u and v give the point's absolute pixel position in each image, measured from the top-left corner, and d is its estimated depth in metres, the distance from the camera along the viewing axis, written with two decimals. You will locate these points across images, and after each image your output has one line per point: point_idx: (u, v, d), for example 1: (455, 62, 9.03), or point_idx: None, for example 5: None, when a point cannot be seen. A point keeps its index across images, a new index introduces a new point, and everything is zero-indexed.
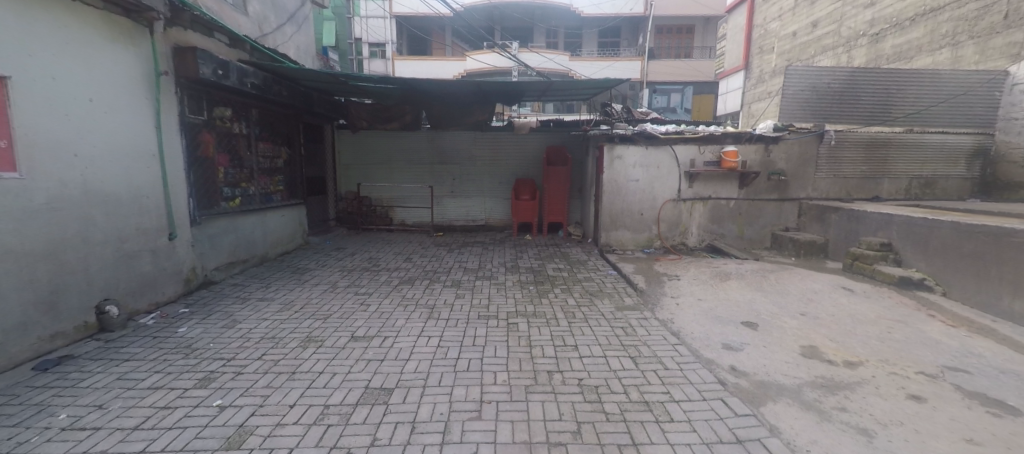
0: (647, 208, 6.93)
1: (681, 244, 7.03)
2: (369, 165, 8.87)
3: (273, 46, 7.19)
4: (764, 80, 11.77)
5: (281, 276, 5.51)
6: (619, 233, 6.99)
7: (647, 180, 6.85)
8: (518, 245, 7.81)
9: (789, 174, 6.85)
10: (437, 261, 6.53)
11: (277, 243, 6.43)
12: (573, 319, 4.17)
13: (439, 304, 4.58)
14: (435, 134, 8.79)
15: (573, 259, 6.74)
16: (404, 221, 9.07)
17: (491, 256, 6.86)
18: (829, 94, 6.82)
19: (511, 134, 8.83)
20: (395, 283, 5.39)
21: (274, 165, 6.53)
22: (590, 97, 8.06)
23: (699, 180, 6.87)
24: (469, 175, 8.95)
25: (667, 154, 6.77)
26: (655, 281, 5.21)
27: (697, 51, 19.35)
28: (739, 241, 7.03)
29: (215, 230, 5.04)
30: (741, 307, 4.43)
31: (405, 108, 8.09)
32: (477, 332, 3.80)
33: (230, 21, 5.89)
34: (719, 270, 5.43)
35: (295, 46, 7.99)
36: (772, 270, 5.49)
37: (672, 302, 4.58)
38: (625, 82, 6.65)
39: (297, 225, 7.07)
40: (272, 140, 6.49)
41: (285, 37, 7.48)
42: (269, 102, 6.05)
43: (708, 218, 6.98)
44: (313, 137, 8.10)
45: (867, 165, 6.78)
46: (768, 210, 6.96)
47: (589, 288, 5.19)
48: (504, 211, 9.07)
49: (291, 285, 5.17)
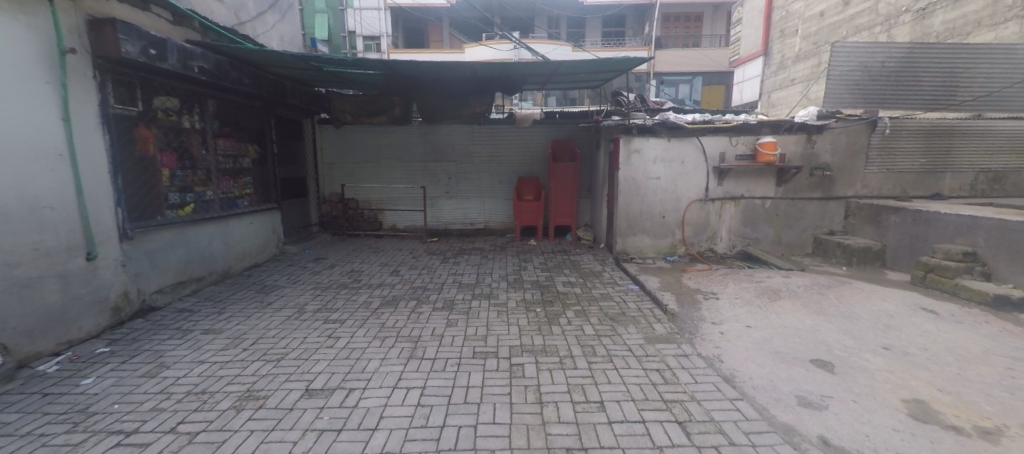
0: (670, 209, 6.02)
1: (709, 251, 6.12)
2: (357, 163, 8.04)
3: (255, 36, 6.30)
4: (786, 67, 10.80)
5: (244, 298, 4.67)
6: (637, 238, 6.09)
7: (669, 178, 5.93)
8: (521, 252, 6.93)
9: (835, 169, 5.92)
10: (429, 274, 5.65)
11: (243, 254, 5.61)
12: (593, 358, 3.28)
13: (425, 337, 3.71)
14: (428, 129, 7.93)
15: (584, 269, 5.85)
16: (395, 226, 8.25)
17: (491, 268, 5.98)
18: (883, 75, 5.82)
19: (511, 126, 7.91)
20: (375, 305, 4.52)
21: (240, 165, 5.67)
22: (599, 85, 7.17)
23: (730, 177, 5.94)
24: (466, 173, 8.07)
25: (693, 146, 5.85)
26: (688, 301, 4.31)
27: (705, 40, 18.40)
28: (776, 247, 6.12)
29: (156, 245, 4.23)
30: (803, 337, 3.52)
31: (394, 99, 7.15)
32: (469, 382, 2.93)
33: (205, 8, 5.06)
34: (764, 285, 4.51)
35: (280, 35, 7.04)
36: (828, 283, 4.59)
37: (714, 331, 3.68)
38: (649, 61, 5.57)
39: (270, 233, 6.23)
40: (237, 135, 5.64)
41: (265, 26, 6.56)
42: (229, 90, 5.18)
43: (741, 220, 6.07)
44: (291, 133, 7.22)
45: (926, 158, 5.86)
46: (810, 211, 6.03)
47: (607, 311, 4.29)
48: (506, 214, 8.19)
49: (251, 309, 4.32)
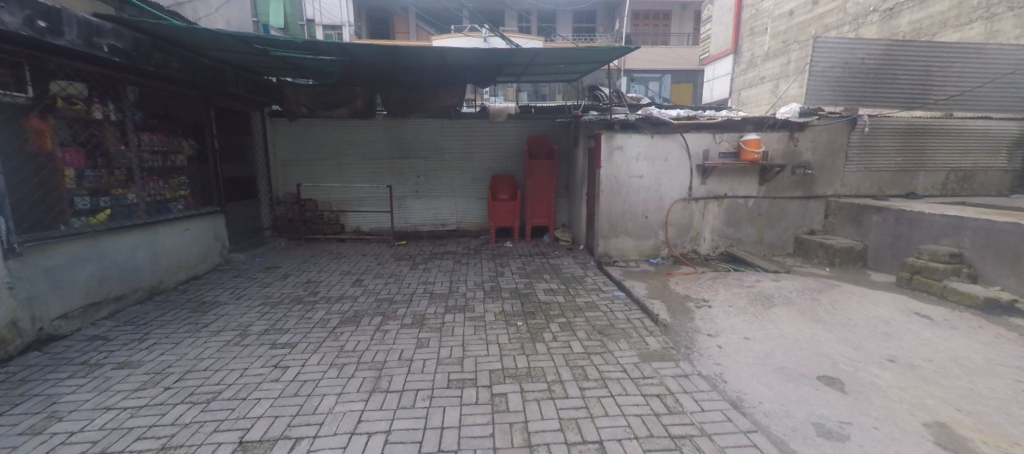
0: (652, 210, 5.77)
1: (692, 252, 5.92)
2: (316, 160, 7.39)
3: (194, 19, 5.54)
4: (756, 65, 10.82)
5: (170, 322, 4.01)
6: (619, 240, 5.81)
7: (652, 176, 5.67)
8: (497, 255, 6.51)
9: (816, 168, 5.81)
10: (396, 284, 5.13)
11: (176, 267, 4.98)
12: (585, 383, 2.90)
13: (391, 361, 3.27)
14: (394, 124, 7.38)
15: (565, 274, 5.50)
16: (359, 229, 7.65)
17: (465, 274, 5.52)
18: (863, 73, 5.70)
19: (484, 122, 7.45)
20: (333, 323, 4.00)
21: (171, 163, 5.03)
22: (575, 79, 6.81)
23: (713, 175, 5.75)
24: (436, 171, 7.57)
25: (676, 143, 5.61)
26: (679, 310, 4.01)
27: (674, 38, 18.40)
28: (758, 248, 5.97)
29: (58, 260, 3.63)
30: (806, 350, 3.28)
31: (356, 90, 6.60)
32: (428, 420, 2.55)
33: None
34: (755, 290, 4.28)
35: (226, 21, 6.24)
36: (818, 287, 4.42)
37: (712, 345, 3.39)
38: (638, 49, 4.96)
39: (212, 239, 5.59)
40: (165, 128, 5.00)
41: (206, 8, 5.77)
42: (154, 77, 4.54)
43: (723, 220, 5.88)
44: (237, 127, 6.52)
45: (901, 156, 5.83)
46: (792, 210, 5.91)
47: (594, 323, 3.93)
48: (479, 214, 7.74)
49: (178, 335, 3.75)
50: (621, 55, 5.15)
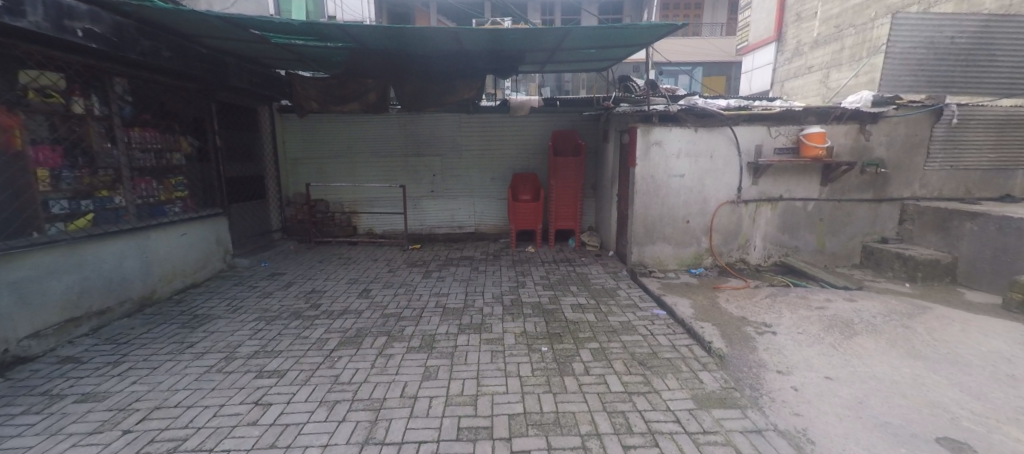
0: (695, 213, 5.07)
1: (740, 262, 5.22)
2: (325, 157, 6.98)
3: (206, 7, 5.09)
4: (802, 53, 9.83)
5: (153, 340, 3.53)
6: (656, 248, 5.16)
7: (695, 176, 4.98)
8: (518, 262, 5.93)
9: (890, 166, 5.05)
10: (405, 296, 4.60)
11: (171, 273, 4.55)
12: (629, 439, 2.30)
13: (386, 399, 2.71)
14: (409, 119, 6.88)
15: (594, 286, 4.88)
16: (372, 231, 7.23)
17: (482, 285, 4.96)
18: (953, 56, 4.88)
19: (505, 116, 6.86)
20: (331, 344, 3.47)
21: (167, 163, 4.59)
22: (607, 67, 6.21)
23: (767, 174, 5.02)
24: (453, 169, 7.04)
25: (724, 138, 4.90)
26: (737, 337, 3.33)
27: (705, 29, 17.24)
28: (818, 257, 5.23)
29: (24, 273, 3.19)
30: (910, 398, 2.57)
31: (367, 82, 6.14)
32: None
33: None
34: (827, 314, 3.57)
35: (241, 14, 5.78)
36: (905, 309, 3.66)
37: (786, 388, 2.72)
38: (684, 27, 4.19)
39: (213, 242, 5.16)
40: (161, 124, 4.54)
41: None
42: (144, 67, 4.08)
43: (778, 226, 5.15)
44: (244, 123, 6.10)
45: (996, 153, 4.98)
46: (859, 215, 5.15)
47: (634, 351, 3.31)
48: (499, 216, 7.19)
49: (157, 358, 3.24)
50: (666, 34, 4.38)
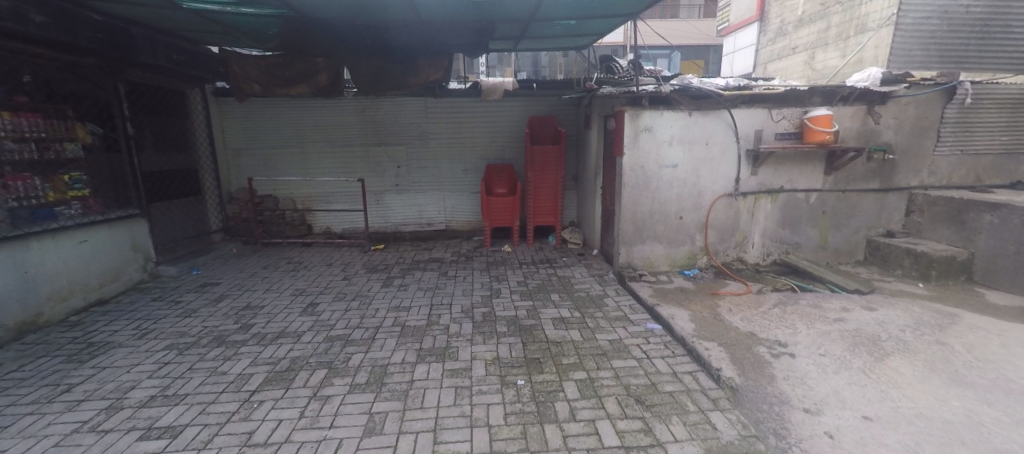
0: (688, 208, 4.55)
1: (737, 261, 4.73)
2: (272, 147, 6.14)
3: None
4: (786, 32, 9.09)
5: (20, 383, 2.80)
6: (646, 247, 4.63)
7: (689, 166, 4.45)
8: (492, 264, 5.31)
9: (897, 151, 4.58)
10: (358, 311, 3.89)
11: (67, 292, 3.80)
12: None
13: None
14: (367, 104, 6.10)
15: (577, 294, 4.30)
16: (329, 230, 6.47)
17: (450, 294, 4.31)
18: (967, 27, 4.41)
19: (476, 100, 6.14)
20: (254, 383, 2.78)
21: (55, 157, 3.80)
22: (587, 45, 5.61)
23: (767, 163, 4.50)
24: (419, 160, 6.31)
25: (722, 122, 4.36)
26: (748, 361, 2.79)
27: (684, 10, 16.49)
28: (821, 254, 4.78)
29: None
30: (973, 445, 2.05)
31: (317, 60, 5.26)
32: None
33: None
34: (848, 328, 3.07)
35: None
36: (932, 320, 3.18)
37: (820, 434, 2.18)
38: None
39: (127, 250, 4.38)
40: (48, 107, 3.74)
41: None
42: (10, 34, 3.28)
43: (779, 220, 4.66)
44: (172, 108, 5.23)
45: (1008, 135, 4.59)
46: (864, 206, 4.70)
47: (628, 383, 2.73)
48: (471, 211, 6.52)
49: (14, 411, 2.53)
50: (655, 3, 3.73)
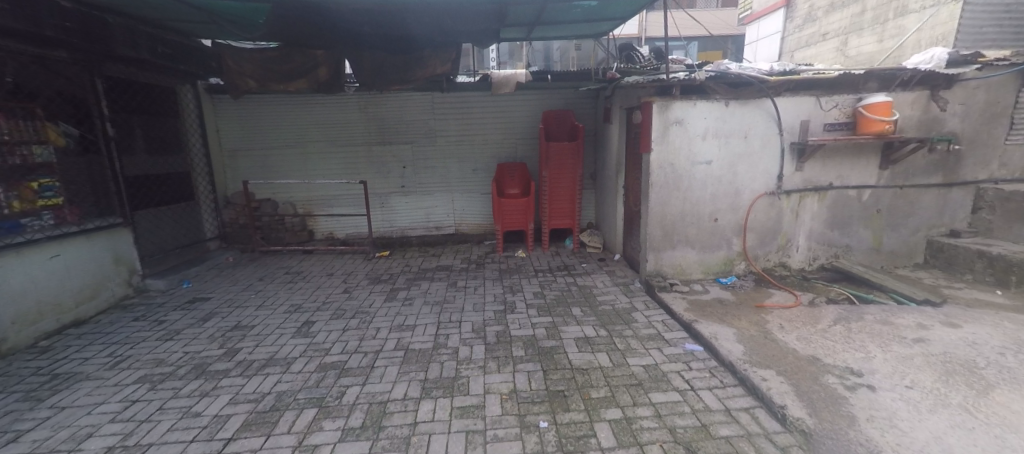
0: (724, 209, 4.07)
1: (779, 267, 4.24)
2: (270, 150, 5.78)
3: None
4: (815, 19, 7.87)
5: None
6: (677, 253, 4.16)
7: (725, 162, 3.97)
8: (505, 272, 4.89)
9: (964, 141, 4.03)
10: (357, 332, 3.49)
11: (37, 314, 3.44)
12: None
13: None
14: (369, 101, 5.70)
15: (601, 307, 3.84)
16: (332, 236, 6.10)
17: (460, 309, 3.89)
18: None
19: (485, 95, 5.70)
20: (231, 428, 2.39)
21: (19, 161, 3.44)
22: (606, 33, 5.16)
23: (815, 157, 4.01)
24: (426, 160, 5.90)
25: (763, 112, 3.89)
26: (818, 396, 2.31)
27: (700, 1, 15.68)
28: (874, 257, 4.27)
29: None
30: None
31: (316, 53, 4.90)
32: None
33: None
34: (935, 352, 2.56)
35: None
36: None
37: None
38: None
39: (109, 263, 4.05)
40: (13, 106, 3.40)
41: None
42: None
43: (826, 221, 4.16)
44: (158, 108, 4.86)
45: None
46: (924, 203, 4.17)
47: (674, 426, 2.27)
48: (482, 213, 6.10)
49: None
50: None
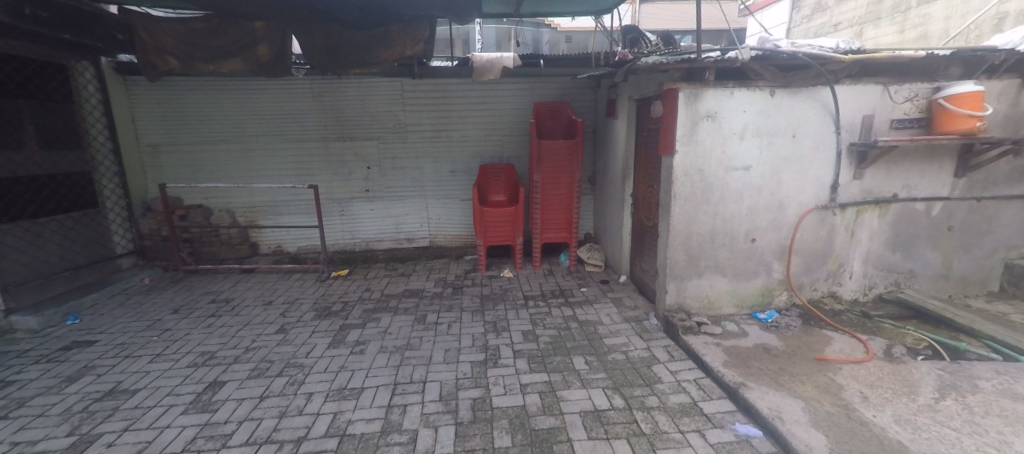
0: (765, 226, 3.20)
1: (828, 299, 3.41)
2: (201, 145, 4.72)
3: None
4: (826, 7, 6.91)
5: None
6: (703, 282, 3.29)
7: (767, 167, 3.10)
8: (487, 300, 3.95)
9: None
10: (278, 402, 2.51)
11: None
12: None
13: None
14: (324, 88, 4.67)
15: (612, 357, 2.94)
16: (279, 249, 5.08)
17: (426, 361, 2.93)
18: None
19: (466, 82, 4.74)
20: None
21: None
22: (609, 9, 4.26)
23: (878, 163, 3.17)
24: (394, 159, 4.91)
25: (816, 103, 3.02)
26: None
27: None
28: (940, 285, 3.47)
29: None
30: None
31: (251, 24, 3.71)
32: None
33: None
34: None
35: None
36: None
37: None
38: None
39: None
40: None
41: None
42: None
43: (887, 241, 3.34)
44: (37, 90, 3.78)
45: None
46: (1005, 220, 3.37)
47: None
48: (461, 223, 5.16)
49: None
50: None
